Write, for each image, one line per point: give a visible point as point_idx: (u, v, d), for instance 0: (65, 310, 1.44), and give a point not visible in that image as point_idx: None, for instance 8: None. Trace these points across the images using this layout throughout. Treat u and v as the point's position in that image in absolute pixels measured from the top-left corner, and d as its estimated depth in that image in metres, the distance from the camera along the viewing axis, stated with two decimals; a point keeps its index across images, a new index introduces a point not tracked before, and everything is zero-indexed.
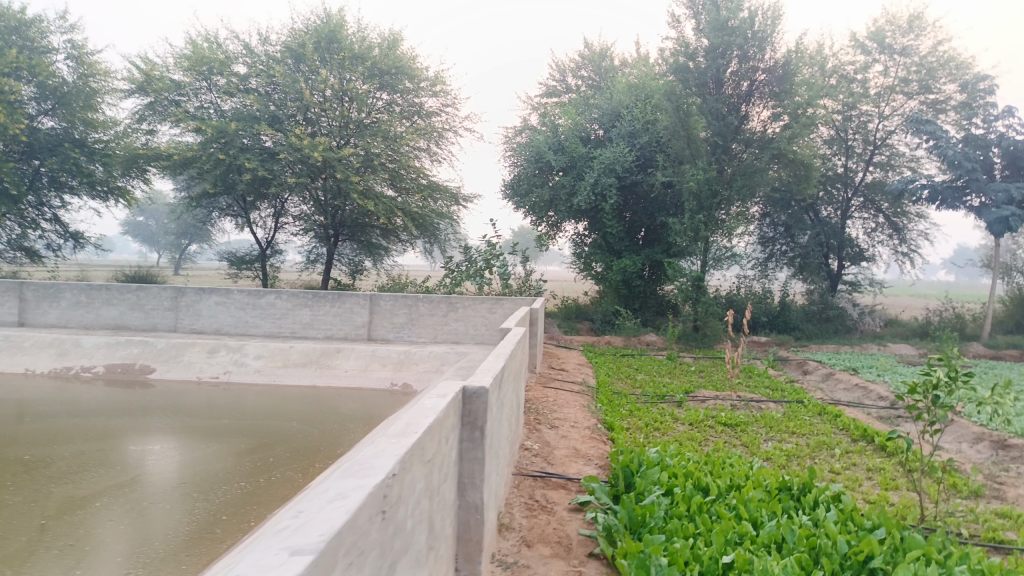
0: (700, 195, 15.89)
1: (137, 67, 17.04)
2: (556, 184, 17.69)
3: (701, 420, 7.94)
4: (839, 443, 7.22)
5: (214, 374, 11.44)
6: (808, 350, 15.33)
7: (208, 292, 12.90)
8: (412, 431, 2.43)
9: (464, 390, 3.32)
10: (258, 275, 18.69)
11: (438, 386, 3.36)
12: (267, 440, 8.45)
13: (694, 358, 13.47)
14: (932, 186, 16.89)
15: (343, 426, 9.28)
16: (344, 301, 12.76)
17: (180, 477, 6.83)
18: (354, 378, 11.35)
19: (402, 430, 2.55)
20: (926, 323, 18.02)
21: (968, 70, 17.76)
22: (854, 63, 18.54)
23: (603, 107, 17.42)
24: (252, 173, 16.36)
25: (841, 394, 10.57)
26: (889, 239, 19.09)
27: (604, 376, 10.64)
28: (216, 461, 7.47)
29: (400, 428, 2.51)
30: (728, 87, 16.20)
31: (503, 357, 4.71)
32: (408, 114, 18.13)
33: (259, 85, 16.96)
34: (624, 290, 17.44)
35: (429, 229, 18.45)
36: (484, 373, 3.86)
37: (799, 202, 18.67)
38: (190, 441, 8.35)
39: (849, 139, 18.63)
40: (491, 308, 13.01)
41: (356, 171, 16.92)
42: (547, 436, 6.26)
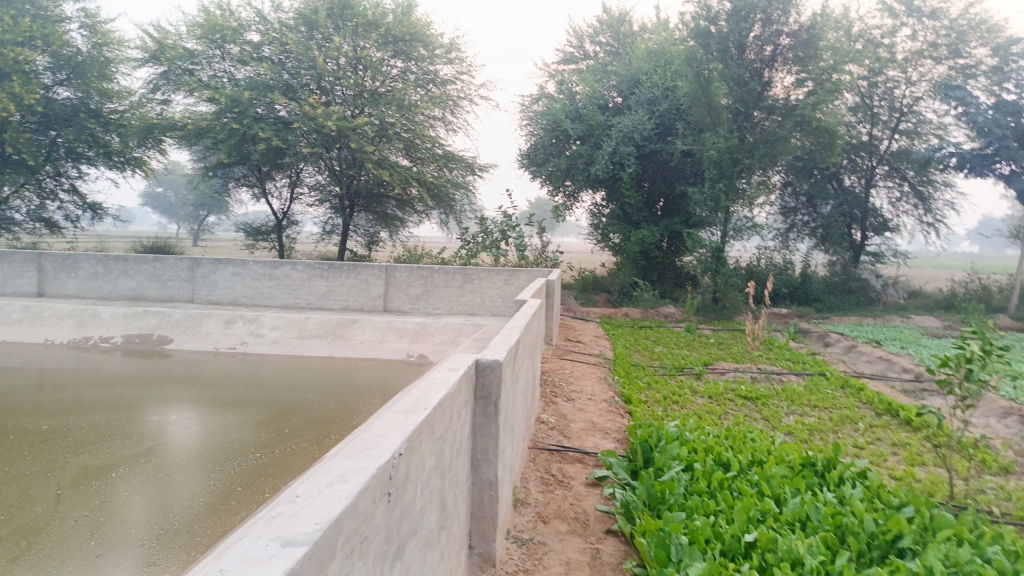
0: (720, 164, 15.58)
1: (150, 36, 16.88)
2: (573, 153, 17.41)
3: (721, 393, 7.81)
4: (862, 417, 7.06)
5: (231, 345, 11.44)
6: (829, 322, 15.09)
7: (223, 262, 12.87)
8: (421, 408, 2.32)
9: (477, 363, 3.20)
10: (274, 246, 18.64)
11: (449, 359, 3.24)
12: (282, 412, 8.41)
13: (713, 330, 13.29)
14: (960, 154, 16.44)
15: (358, 397, 9.22)
16: (359, 271, 12.68)
17: (195, 448, 6.82)
18: (370, 349, 11.32)
19: (411, 406, 2.44)
20: (951, 295, 17.66)
21: (1000, 33, 17.15)
22: (881, 27, 17.95)
23: (622, 74, 17.03)
24: (266, 142, 16.23)
25: (864, 368, 10.37)
26: (914, 209, 18.69)
27: (621, 348, 10.50)
28: (231, 433, 7.45)
29: (408, 405, 2.41)
30: (751, 52, 15.84)
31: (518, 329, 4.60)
32: (423, 83, 17.88)
33: (272, 53, 16.76)
34: (642, 261, 17.19)
35: (445, 200, 18.31)
36: (499, 346, 3.74)
37: (822, 171, 18.25)
38: (206, 412, 8.34)
39: (875, 106, 18.13)
40: (507, 279, 12.87)
41: (371, 141, 16.70)
42: (563, 409, 6.16)
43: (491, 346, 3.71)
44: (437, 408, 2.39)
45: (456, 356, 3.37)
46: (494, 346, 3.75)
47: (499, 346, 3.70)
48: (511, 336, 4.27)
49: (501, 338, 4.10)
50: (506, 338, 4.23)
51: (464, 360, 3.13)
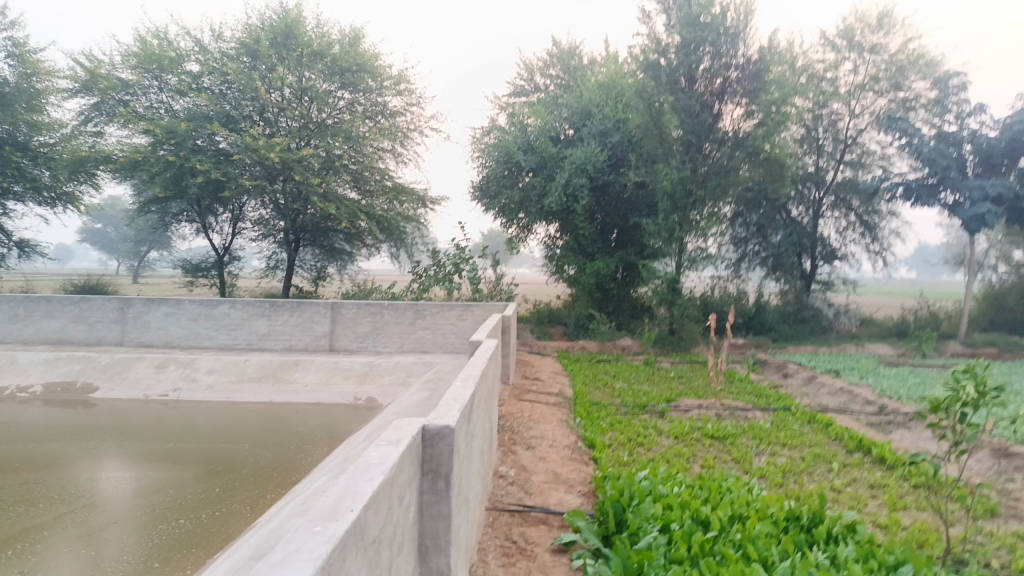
0: (674, 195, 15.53)
1: (81, 65, 16.07)
2: (526, 185, 17.16)
3: (687, 433, 7.43)
4: (833, 455, 6.76)
5: (163, 391, 10.64)
6: (785, 352, 14.99)
7: (156, 302, 12.08)
8: (346, 509, 1.88)
9: (423, 432, 2.78)
10: (215, 283, 17.80)
11: (391, 425, 2.78)
12: (226, 463, 7.75)
13: (671, 364, 13.00)
14: (907, 184, 16.72)
15: (308, 445, 8.58)
16: (303, 309, 12.03)
17: (115, 515, 6.09)
18: (314, 392, 10.64)
19: (337, 503, 1.99)
20: (902, 322, 17.81)
21: (938, 67, 17.64)
22: (824, 60, 18.30)
23: (573, 106, 16.87)
24: (205, 175, 15.50)
25: (826, 400, 10.15)
26: (862, 238, 18.87)
27: (581, 385, 10.07)
28: (154, 493, 6.71)
29: (332, 503, 1.95)
30: (701, 84, 15.85)
31: (472, 380, 4.16)
32: (372, 114, 17.45)
33: (212, 83, 16.11)
34: (598, 294, 16.90)
35: (395, 233, 17.79)
36: (449, 403, 3.30)
37: (771, 201, 18.34)
38: (130, 469, 7.57)
39: (820, 137, 18.46)
40: (460, 314, 12.37)
41: (316, 173, 16.20)
42: (523, 458, 5.68)
43: (441, 405, 3.27)
44: (367, 506, 1.94)
45: (398, 420, 2.92)
46: (445, 403, 3.31)
47: (450, 403, 3.27)
48: (465, 388, 3.84)
49: (453, 392, 3.66)
50: (458, 391, 3.80)
51: (408, 428, 2.68)
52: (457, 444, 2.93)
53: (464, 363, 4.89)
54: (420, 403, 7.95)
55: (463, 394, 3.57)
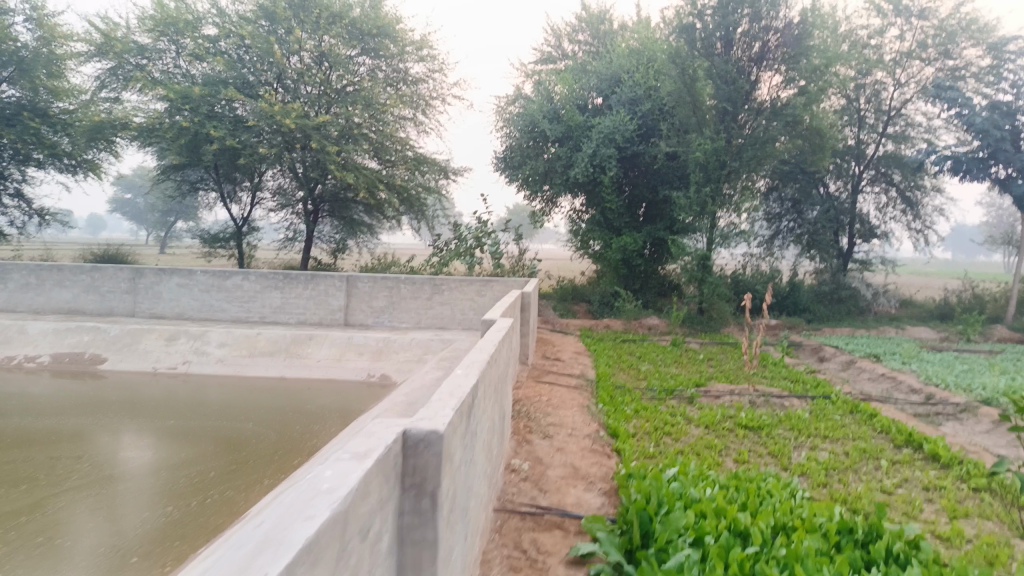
0: (707, 167, 14.80)
1: (95, 28, 15.68)
2: (551, 156, 16.55)
3: (718, 422, 6.90)
4: (879, 451, 6.20)
5: (172, 364, 10.32)
6: (820, 334, 14.28)
7: (168, 273, 11.74)
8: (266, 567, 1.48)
9: (403, 438, 2.43)
10: (233, 254, 17.52)
11: (366, 431, 2.42)
12: (230, 444, 7.27)
13: (700, 344, 12.44)
14: (955, 157, 15.76)
15: (316, 426, 8.09)
16: (318, 282, 11.62)
17: (109, 497, 5.71)
18: (326, 369, 10.23)
19: (260, 551, 1.61)
20: (944, 304, 17.00)
21: (992, 33, 16.59)
22: (868, 27, 17.34)
23: (602, 73, 16.17)
24: (220, 142, 15.08)
25: (866, 387, 9.50)
26: (903, 215, 17.95)
27: (604, 367, 9.51)
28: (152, 473, 6.33)
29: (252, 554, 1.56)
30: (738, 49, 14.96)
31: (477, 365, 3.75)
32: (393, 81, 16.88)
33: (229, 47, 15.59)
34: (625, 270, 16.29)
35: (416, 205, 17.32)
36: (446, 396, 2.91)
37: (808, 175, 17.45)
38: (131, 445, 7.21)
39: (862, 109, 17.51)
40: (479, 289, 11.85)
41: (334, 141, 15.63)
42: (539, 448, 5.21)
43: (434, 398, 2.88)
44: (301, 558, 1.53)
45: (378, 423, 2.55)
46: (440, 396, 2.92)
47: (446, 397, 2.88)
48: (469, 375, 3.43)
49: (453, 382, 3.27)
50: (459, 379, 3.40)
51: (383, 436, 2.30)
52: (450, 457, 2.58)
53: (474, 346, 4.47)
54: (432, 384, 7.42)
55: (465, 384, 3.17)
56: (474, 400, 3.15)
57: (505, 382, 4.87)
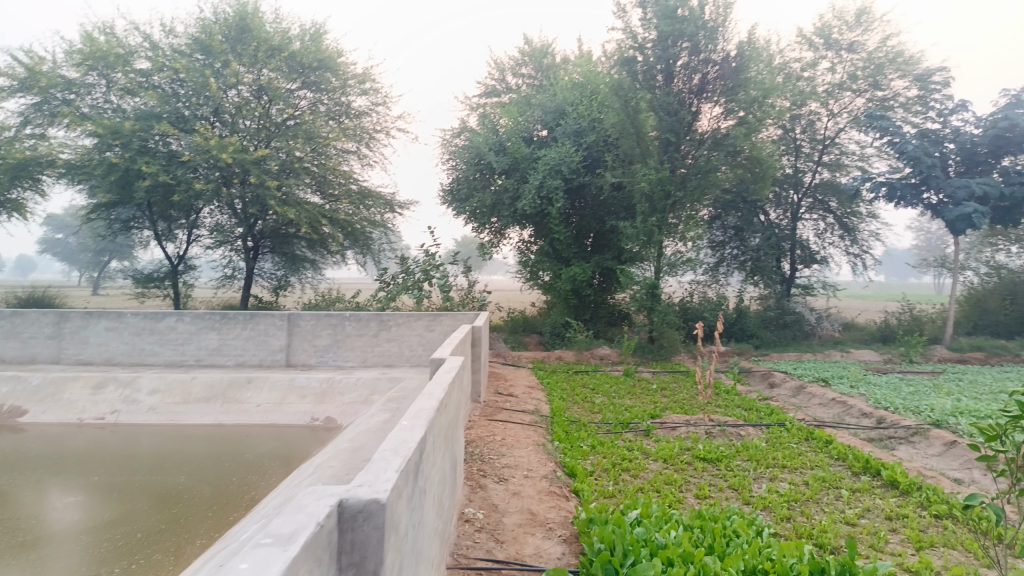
0: (652, 196, 14.93)
1: (19, 62, 14.98)
2: (498, 187, 16.47)
3: (675, 455, 6.76)
4: (838, 479, 6.13)
5: (99, 415, 9.66)
6: (769, 360, 14.39)
7: (96, 316, 11.09)
8: None
9: (337, 510, 2.23)
10: (168, 294, 16.79)
11: (295, 507, 2.21)
12: (163, 499, 6.75)
13: (652, 374, 12.37)
14: (889, 183, 16.28)
15: (258, 474, 7.61)
16: (257, 322, 11.13)
17: (31, 564, 5.21)
18: (267, 414, 9.74)
19: None
20: (884, 326, 17.43)
21: (916, 65, 17.31)
22: (800, 60, 17.92)
23: (546, 105, 16.25)
24: (153, 178, 14.49)
25: (818, 413, 9.51)
26: (841, 241, 18.42)
27: (557, 401, 9.26)
28: (82, 534, 5.83)
29: None
30: (679, 81, 15.13)
31: (426, 411, 3.54)
32: (335, 115, 16.60)
33: (163, 81, 15.08)
34: (574, 300, 16.19)
35: (361, 239, 16.96)
36: (389, 454, 2.71)
37: (749, 203, 17.81)
38: (57, 503, 6.67)
39: (798, 139, 18.01)
40: (428, 324, 11.54)
41: (274, 176, 15.24)
42: (494, 493, 4.95)
43: (376, 457, 2.68)
44: None
45: (311, 494, 2.35)
46: (382, 454, 2.72)
47: (389, 456, 2.68)
48: (416, 424, 3.23)
49: (399, 434, 3.06)
50: (405, 429, 3.20)
51: (312, 517, 2.11)
52: (394, 528, 2.39)
53: (422, 390, 4.25)
54: (380, 426, 7.07)
55: (412, 436, 2.97)
56: (421, 454, 2.94)
57: (456, 426, 4.64)
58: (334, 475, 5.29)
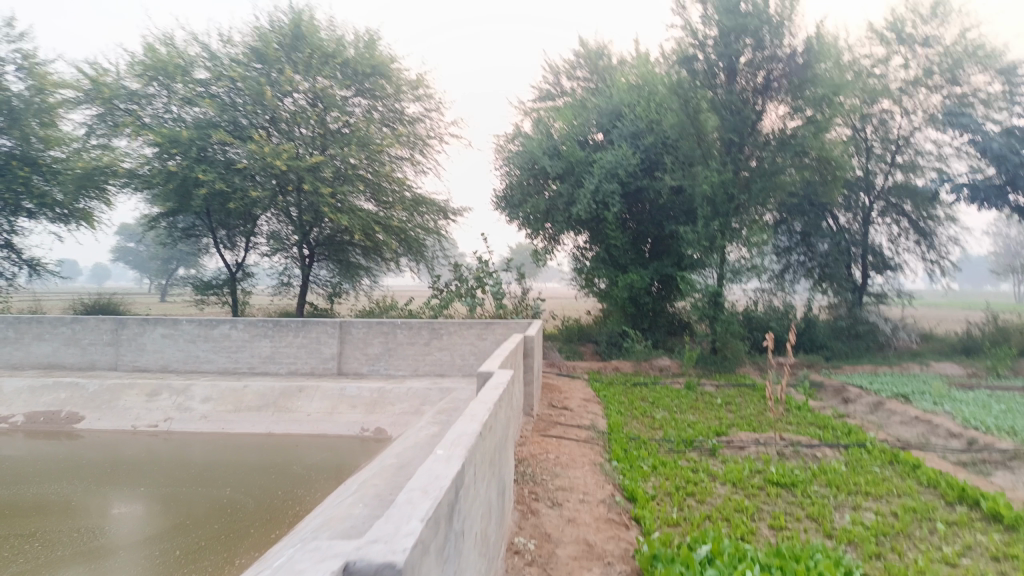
0: (714, 200, 14.29)
1: (85, 74, 15.37)
2: (552, 193, 16.10)
3: (745, 478, 6.24)
4: (930, 509, 5.50)
5: (153, 422, 9.66)
6: (841, 373, 13.56)
7: (152, 323, 11.16)
8: None
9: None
10: (227, 302, 16.93)
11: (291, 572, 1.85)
12: (205, 513, 6.50)
13: (716, 387, 11.77)
14: (972, 184, 15.32)
15: (306, 485, 7.31)
16: (310, 329, 11.00)
17: None
18: (317, 423, 9.54)
19: None
20: (966, 336, 16.30)
21: (999, 59, 16.23)
22: (871, 56, 17.01)
23: (602, 107, 15.82)
24: (209, 186, 14.60)
25: (899, 432, 8.78)
26: (916, 246, 17.38)
27: (615, 416, 8.79)
28: (126, 548, 5.67)
29: None
30: (742, 80, 14.53)
31: (466, 439, 3.18)
32: (389, 121, 16.54)
33: (220, 90, 15.24)
34: (632, 308, 15.65)
35: (415, 247, 16.81)
36: (415, 496, 2.37)
37: (816, 207, 16.98)
38: (106, 514, 6.55)
39: (869, 139, 17.05)
40: (480, 333, 11.19)
41: (328, 183, 15.22)
42: (547, 521, 4.54)
43: (400, 501, 2.34)
44: None
45: (316, 554, 2.00)
46: (407, 497, 2.37)
47: (414, 499, 2.34)
48: (452, 456, 2.88)
49: (432, 470, 2.72)
50: (439, 462, 2.85)
51: None
52: None
53: (464, 412, 3.88)
54: (428, 441, 6.67)
55: (445, 472, 2.61)
56: (456, 494, 2.56)
57: (505, 450, 4.26)
58: (377, 496, 4.93)
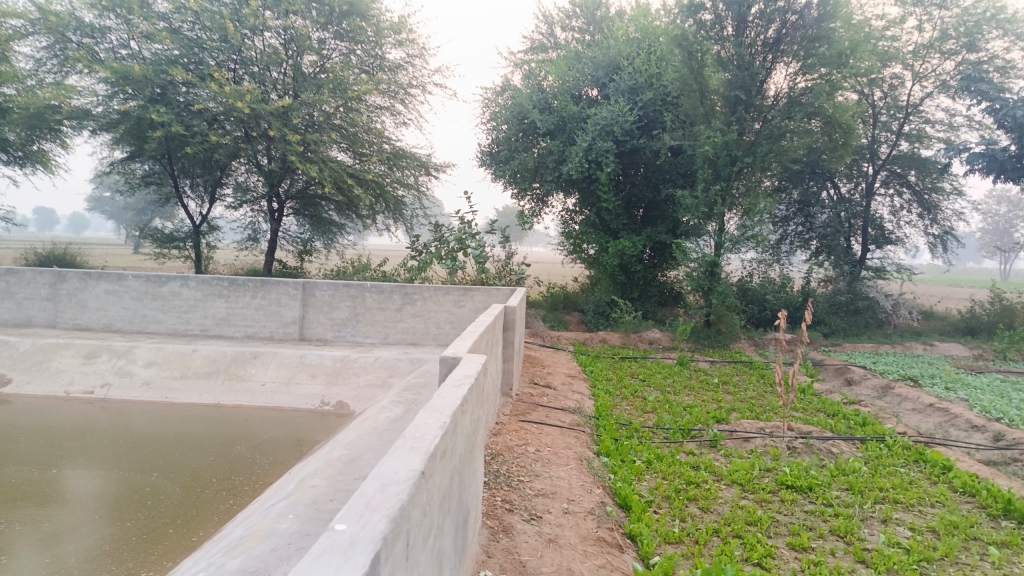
0: (716, 162, 13.32)
1: (31, 1, 13.92)
2: (542, 150, 15.06)
3: (754, 479, 5.37)
4: (974, 526, 4.66)
5: (89, 388, 8.67)
6: (842, 351, 12.77)
7: (95, 277, 10.08)
8: None
9: None
10: (189, 256, 15.80)
11: None
12: (118, 507, 5.46)
13: (711, 364, 10.94)
14: (989, 155, 14.43)
15: (247, 469, 6.29)
16: (268, 290, 9.98)
17: None
18: (272, 396, 8.57)
19: None
20: (970, 317, 15.56)
21: (1022, 22, 15.19)
22: (884, 16, 15.90)
23: (598, 59, 14.71)
24: (165, 129, 13.32)
25: (915, 423, 7.96)
26: (919, 220, 16.49)
27: (603, 396, 7.90)
28: (34, 545, 4.75)
29: None
30: (752, 31, 13.26)
31: (389, 500, 2.01)
32: (368, 67, 15.30)
33: (182, 24, 13.89)
34: (622, 277, 14.73)
35: (393, 204, 15.71)
36: None
37: (819, 174, 16.07)
38: (21, 498, 5.61)
39: (877, 105, 16.06)
40: (457, 299, 10.19)
41: (300, 131, 14.08)
42: (522, 545, 3.65)
43: None
44: None
45: None
46: None
47: None
48: (357, 545, 1.75)
49: None
50: (327, 561, 1.70)
51: None
52: None
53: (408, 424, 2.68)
54: (387, 426, 5.65)
55: None
56: None
57: (469, 468, 3.13)
58: (314, 504, 3.97)
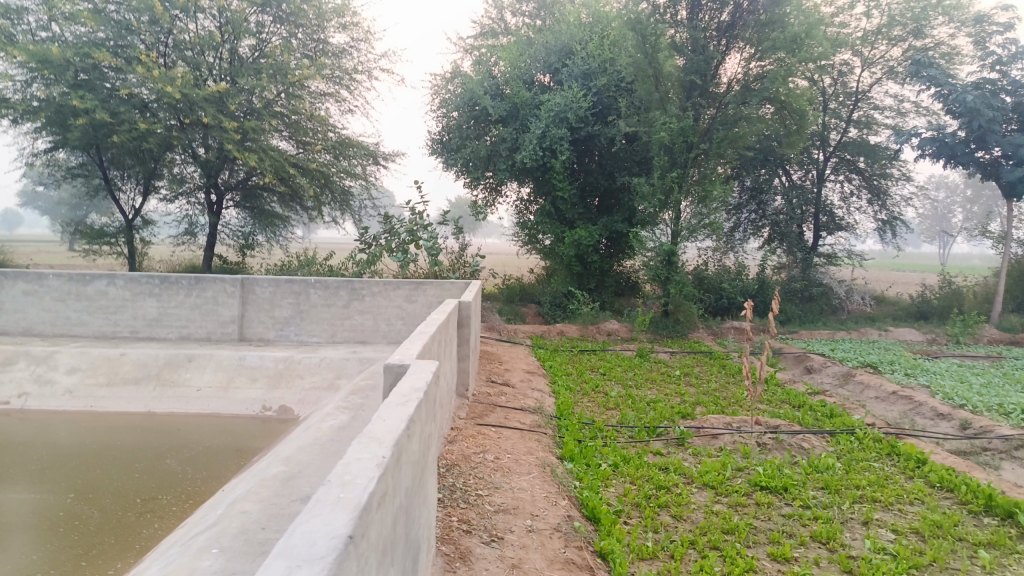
0: (672, 148, 13.06)
1: None
2: (494, 138, 14.62)
3: (727, 481, 5.05)
4: (957, 525, 4.43)
5: (5, 399, 7.92)
6: (800, 339, 12.69)
7: (12, 276, 9.25)
8: None
9: None
10: (122, 253, 14.89)
11: None
12: (22, 534, 4.83)
13: (671, 355, 10.68)
14: (939, 141, 14.50)
15: (174, 486, 5.69)
16: (204, 287, 9.32)
17: None
18: (209, 402, 7.95)
19: None
20: (921, 302, 15.69)
21: (967, 9, 15.32)
22: (834, 2, 15.86)
23: (550, 44, 14.31)
24: (88, 116, 12.39)
25: (880, 412, 7.79)
26: (868, 206, 16.57)
27: (563, 394, 7.52)
28: None
29: None
30: (705, 15, 13.01)
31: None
32: (310, 52, 14.59)
33: (106, 4, 12.93)
34: (578, 267, 14.40)
35: (339, 195, 15.08)
36: None
37: (771, 161, 16.02)
38: None
39: (828, 92, 16.05)
40: (408, 294, 9.68)
41: (238, 119, 13.35)
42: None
43: None
44: None
45: None
46: None
47: None
48: None
49: None
50: None
51: None
52: None
53: (339, 462, 2.21)
54: (331, 436, 5.15)
55: None
56: None
57: (417, 501, 2.69)
58: (241, 534, 3.47)
